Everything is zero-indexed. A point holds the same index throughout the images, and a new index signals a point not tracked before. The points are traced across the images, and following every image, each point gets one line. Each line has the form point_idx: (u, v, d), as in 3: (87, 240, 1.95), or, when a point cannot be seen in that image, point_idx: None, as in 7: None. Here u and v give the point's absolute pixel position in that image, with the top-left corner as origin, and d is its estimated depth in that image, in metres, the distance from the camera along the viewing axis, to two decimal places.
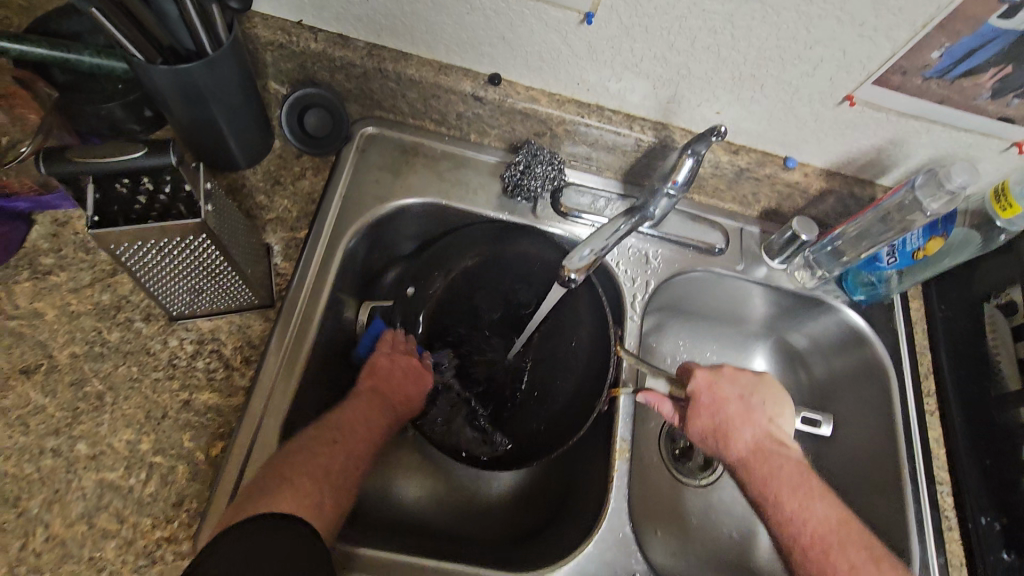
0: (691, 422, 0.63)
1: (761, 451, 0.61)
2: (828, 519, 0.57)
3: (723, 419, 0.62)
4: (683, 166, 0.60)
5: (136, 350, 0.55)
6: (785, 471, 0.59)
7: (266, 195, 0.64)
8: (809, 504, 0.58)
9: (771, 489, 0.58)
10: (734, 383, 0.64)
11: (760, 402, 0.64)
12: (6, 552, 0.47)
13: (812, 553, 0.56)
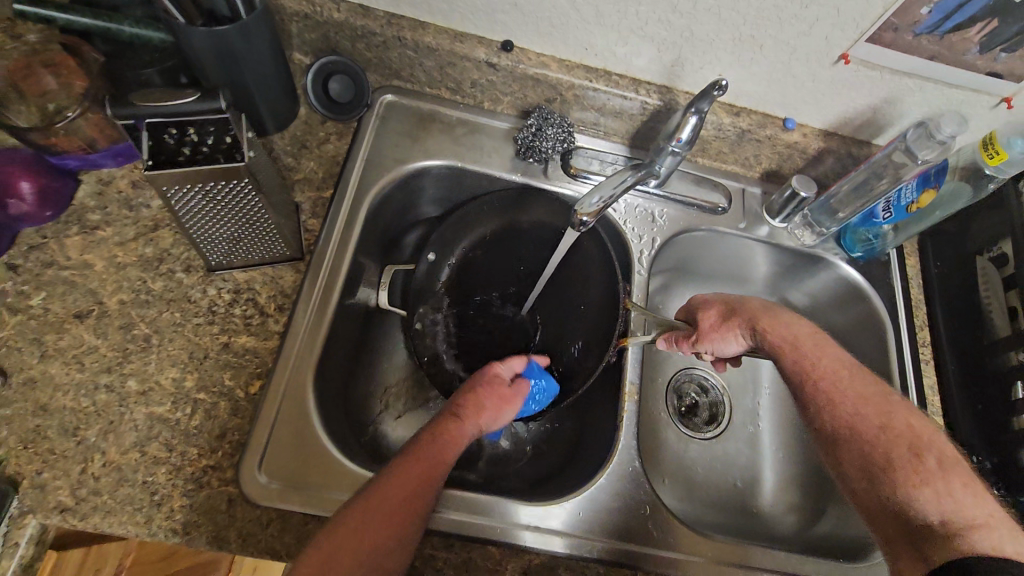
0: (706, 312, 0.66)
1: (773, 307, 0.64)
2: (839, 359, 0.60)
3: (733, 295, 0.66)
4: (686, 126, 0.63)
5: (179, 298, 0.59)
6: (793, 323, 0.63)
7: (293, 157, 0.68)
8: (820, 347, 0.61)
9: (786, 334, 0.62)
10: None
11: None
12: (67, 476, 0.51)
13: (824, 386, 0.59)
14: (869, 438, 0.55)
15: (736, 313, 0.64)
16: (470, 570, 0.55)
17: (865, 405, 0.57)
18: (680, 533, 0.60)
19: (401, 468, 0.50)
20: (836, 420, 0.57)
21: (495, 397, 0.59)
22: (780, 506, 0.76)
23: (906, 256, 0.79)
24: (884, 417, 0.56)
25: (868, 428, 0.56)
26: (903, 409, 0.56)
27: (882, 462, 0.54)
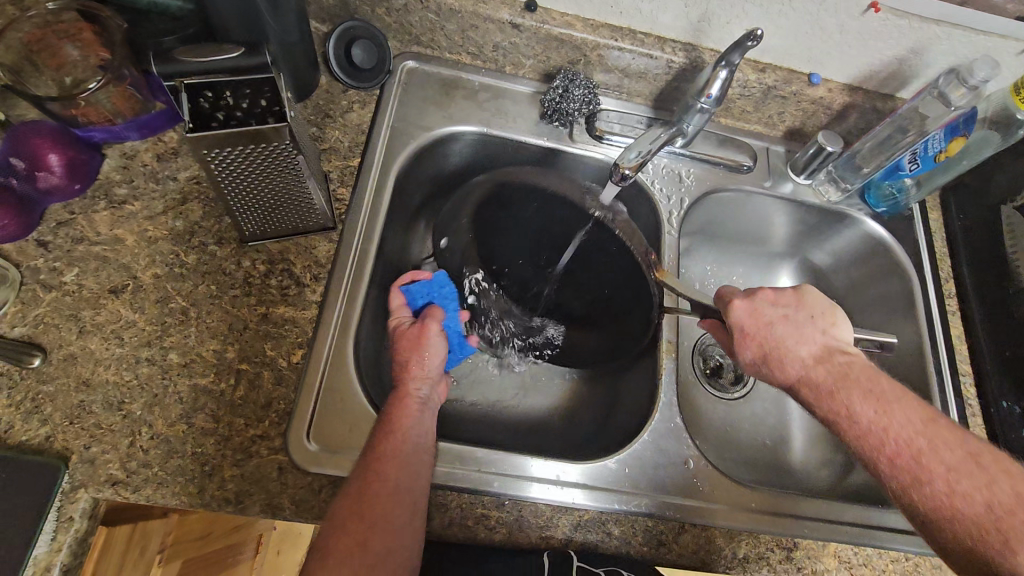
0: (740, 351, 0.55)
1: (823, 371, 0.51)
2: (910, 420, 0.48)
3: (773, 344, 0.53)
4: (716, 81, 0.63)
5: (213, 271, 0.58)
6: (852, 383, 0.50)
7: (318, 126, 0.66)
8: (887, 410, 0.48)
9: (840, 403, 0.50)
10: (776, 304, 0.55)
11: (812, 310, 0.54)
12: (116, 449, 0.51)
13: (902, 464, 0.47)
14: (973, 521, 0.43)
15: (776, 373, 0.54)
16: (522, 528, 0.55)
17: (957, 476, 0.45)
18: (724, 485, 0.60)
19: (366, 460, 0.51)
20: (928, 504, 0.45)
21: (409, 345, 0.59)
22: (811, 462, 0.77)
23: (929, 210, 0.79)
24: (987, 491, 0.44)
25: (968, 505, 0.44)
26: (1002, 472, 0.44)
27: (995, 549, 0.42)
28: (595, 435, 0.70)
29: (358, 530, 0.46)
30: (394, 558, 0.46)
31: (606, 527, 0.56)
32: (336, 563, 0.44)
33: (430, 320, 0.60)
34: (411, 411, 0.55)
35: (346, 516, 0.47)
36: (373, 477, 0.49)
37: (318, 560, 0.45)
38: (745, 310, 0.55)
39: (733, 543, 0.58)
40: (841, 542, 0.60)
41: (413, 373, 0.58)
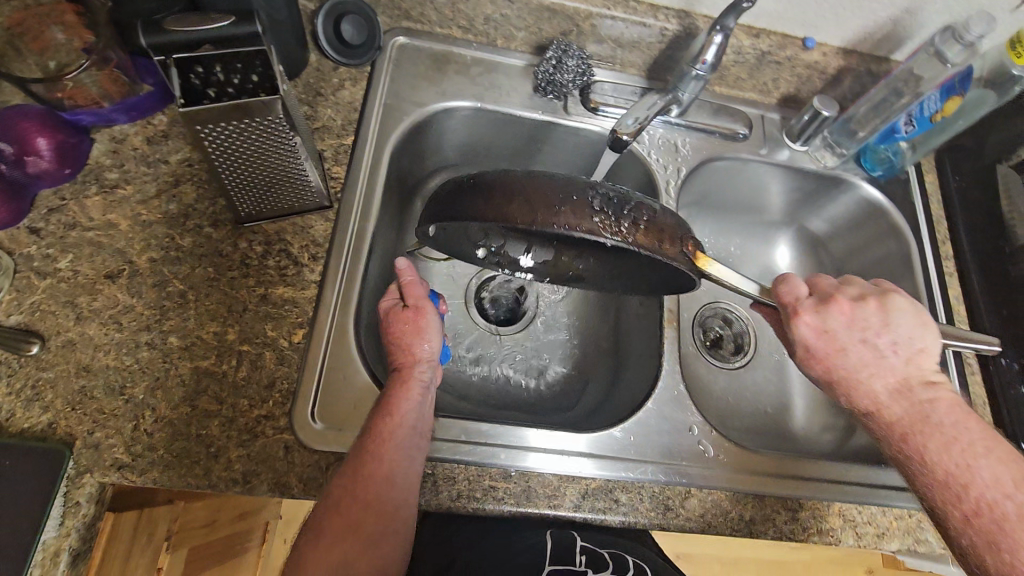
0: (808, 368, 0.53)
1: (904, 406, 0.49)
2: (998, 481, 0.44)
3: (844, 372, 0.51)
4: (711, 46, 0.62)
5: (210, 253, 0.57)
6: (933, 428, 0.48)
7: (309, 105, 0.65)
8: (971, 464, 0.45)
9: (912, 444, 0.48)
10: (853, 325, 0.51)
11: (896, 338, 0.51)
12: (120, 434, 0.51)
13: (979, 524, 0.44)
14: None
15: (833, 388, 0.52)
16: (530, 498, 0.55)
17: None
18: (729, 450, 0.61)
19: (365, 440, 0.50)
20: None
21: (406, 327, 0.57)
22: (813, 427, 0.78)
23: (924, 173, 0.79)
24: None
25: None
26: None
27: None
28: (598, 408, 0.70)
29: (352, 511, 0.47)
30: (385, 543, 0.47)
31: (613, 495, 0.57)
32: (330, 543, 0.46)
33: (428, 304, 0.59)
34: (411, 394, 0.54)
35: (342, 498, 0.48)
36: (370, 459, 0.49)
37: (314, 538, 0.47)
38: (814, 331, 0.52)
39: (739, 506, 0.59)
40: (845, 502, 0.60)
41: (410, 355, 0.56)
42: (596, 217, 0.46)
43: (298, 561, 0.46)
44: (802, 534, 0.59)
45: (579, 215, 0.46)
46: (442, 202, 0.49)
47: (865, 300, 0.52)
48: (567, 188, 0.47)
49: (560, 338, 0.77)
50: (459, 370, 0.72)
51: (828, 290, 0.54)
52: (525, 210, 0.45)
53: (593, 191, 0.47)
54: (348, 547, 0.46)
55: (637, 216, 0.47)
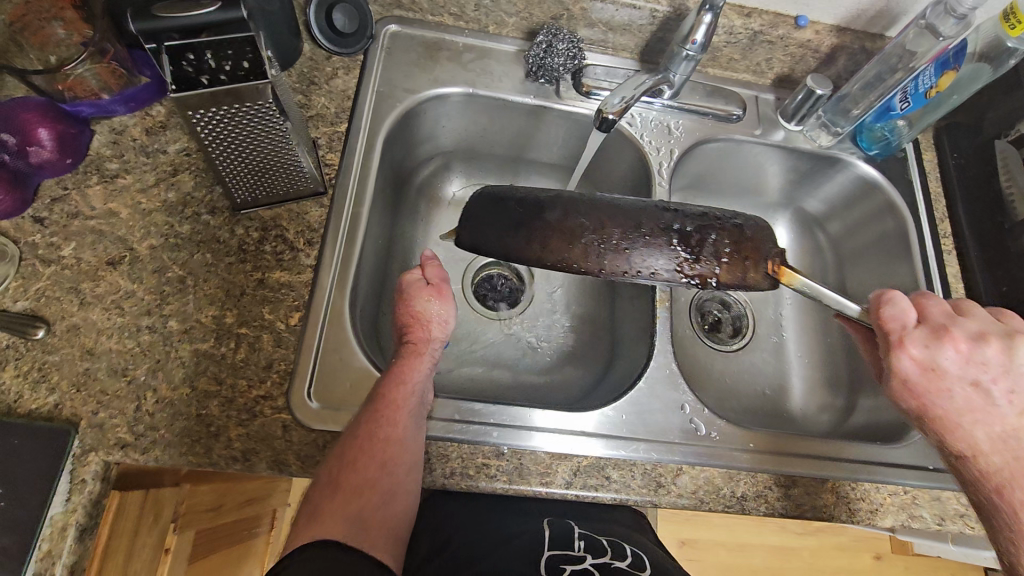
0: (899, 399, 0.50)
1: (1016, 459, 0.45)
2: None
3: (942, 411, 0.48)
4: (700, 26, 0.63)
5: (208, 239, 0.59)
6: None
7: (303, 94, 0.67)
8: None
9: (1007, 498, 0.45)
10: (967, 365, 0.47)
11: (1014, 385, 0.47)
12: (123, 414, 0.52)
13: None
14: None
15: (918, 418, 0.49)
16: (522, 475, 0.56)
17: None
18: (722, 429, 0.61)
19: (378, 403, 0.52)
20: None
21: (419, 300, 0.58)
22: (811, 407, 0.78)
23: (922, 150, 0.79)
24: None
25: None
26: None
27: None
28: (592, 389, 0.71)
29: (367, 471, 0.49)
30: (394, 501, 0.50)
31: (605, 472, 0.57)
32: (347, 499, 0.49)
33: (445, 283, 0.59)
34: (421, 364, 0.55)
35: (357, 458, 0.50)
36: (384, 422, 0.51)
37: (329, 493, 0.49)
38: (917, 366, 0.48)
39: (731, 483, 0.59)
40: (840, 478, 0.60)
41: (421, 328, 0.57)
42: (669, 257, 0.49)
43: (314, 513, 0.48)
44: (794, 510, 0.59)
45: (655, 254, 0.49)
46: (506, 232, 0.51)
47: (988, 340, 0.48)
48: (639, 222, 0.49)
49: (558, 322, 0.78)
50: (455, 355, 0.73)
51: (941, 320, 0.50)
52: (599, 255, 0.48)
53: (667, 225, 0.49)
54: (361, 503, 0.49)
55: (707, 249, 0.49)
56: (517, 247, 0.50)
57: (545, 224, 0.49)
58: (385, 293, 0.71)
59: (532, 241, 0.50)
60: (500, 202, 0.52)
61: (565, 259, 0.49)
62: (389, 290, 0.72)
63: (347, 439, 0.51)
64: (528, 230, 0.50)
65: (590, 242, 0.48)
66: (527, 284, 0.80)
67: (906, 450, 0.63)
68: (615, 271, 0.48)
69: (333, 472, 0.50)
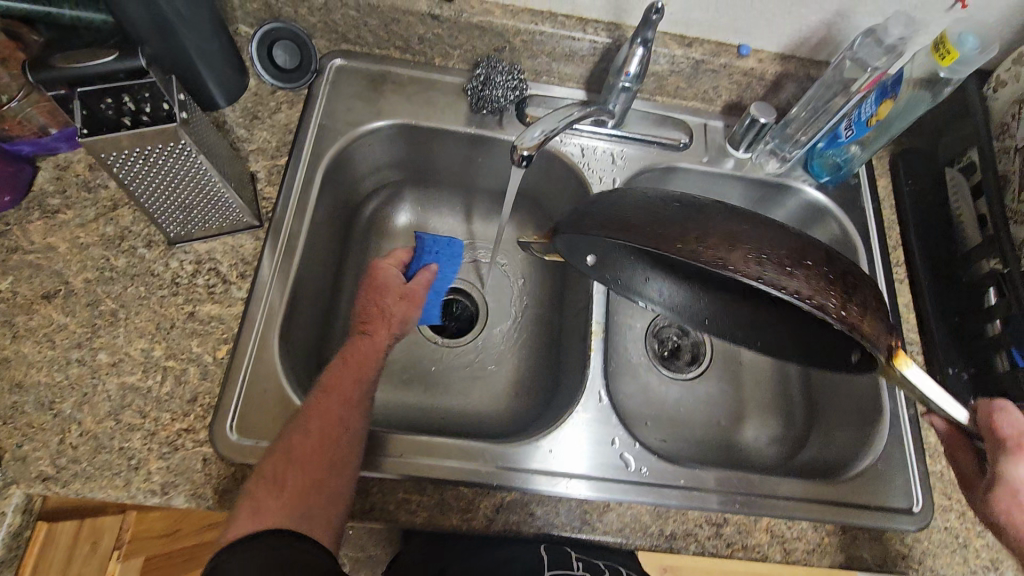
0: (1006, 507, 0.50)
1: None
2: None
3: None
4: (633, 58, 0.63)
5: (142, 273, 0.60)
6: None
7: (246, 129, 0.68)
8: None
9: None
10: None
11: None
12: (47, 447, 0.53)
13: None
14: None
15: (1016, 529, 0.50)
16: (443, 511, 0.55)
17: None
18: (652, 464, 0.60)
19: (322, 396, 0.54)
20: None
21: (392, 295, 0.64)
22: (762, 439, 0.75)
23: (876, 176, 0.77)
24: None
25: None
26: None
27: None
28: (534, 420, 0.71)
29: (315, 471, 0.50)
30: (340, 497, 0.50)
31: (529, 510, 0.57)
32: (294, 499, 0.48)
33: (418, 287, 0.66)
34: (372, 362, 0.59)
35: (308, 458, 0.50)
36: (337, 424, 0.53)
37: (272, 490, 0.48)
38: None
39: (660, 521, 0.58)
40: (774, 516, 0.58)
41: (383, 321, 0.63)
42: (827, 294, 0.40)
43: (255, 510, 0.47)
44: (725, 550, 0.57)
45: (819, 285, 0.40)
46: (651, 219, 0.42)
47: None
48: (802, 250, 0.41)
49: (502, 351, 0.78)
50: (398, 389, 0.74)
51: None
52: (760, 264, 0.40)
53: (829, 260, 0.42)
54: (309, 501, 0.48)
55: (862, 299, 0.41)
56: (663, 237, 0.41)
57: (705, 222, 0.41)
58: (327, 322, 0.72)
59: (686, 232, 0.41)
60: (647, 198, 0.45)
61: (722, 259, 0.39)
62: (332, 319, 0.73)
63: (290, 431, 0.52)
64: (684, 222, 0.41)
65: (753, 248, 0.40)
66: (478, 312, 0.81)
67: (846, 487, 0.61)
68: (772, 285, 0.39)
69: (279, 469, 0.49)
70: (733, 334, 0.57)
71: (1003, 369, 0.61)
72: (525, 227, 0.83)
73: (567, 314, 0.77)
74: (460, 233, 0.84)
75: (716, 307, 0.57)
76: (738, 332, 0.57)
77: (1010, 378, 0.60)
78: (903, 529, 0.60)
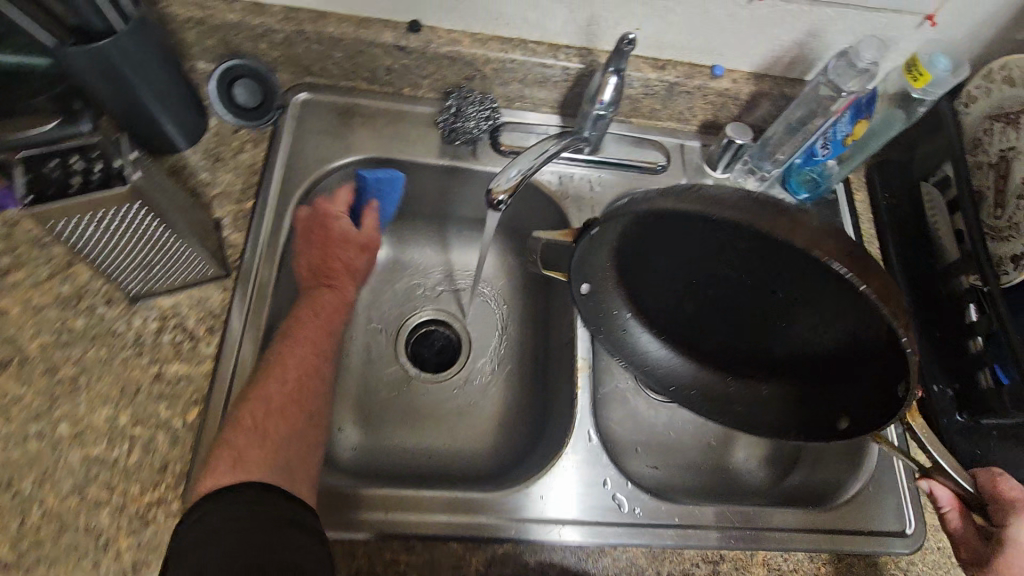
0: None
1: None
2: None
3: None
4: (606, 87, 0.61)
5: (103, 333, 0.57)
6: None
7: (208, 172, 0.65)
8: None
9: None
10: None
11: None
12: (6, 531, 0.50)
13: None
14: None
15: None
16: (434, 570, 0.53)
17: None
18: (646, 504, 0.59)
19: (286, 341, 0.58)
20: None
21: (350, 246, 0.67)
22: (752, 460, 0.73)
23: (854, 190, 0.77)
24: None
25: None
26: None
27: None
28: (523, 457, 0.70)
29: (293, 422, 0.54)
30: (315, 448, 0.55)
31: (522, 561, 0.55)
32: (274, 449, 0.51)
33: (371, 231, 0.69)
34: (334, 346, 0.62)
35: (286, 408, 0.54)
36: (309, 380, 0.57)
37: (256, 441, 0.51)
38: None
39: (655, 562, 0.57)
40: (769, 549, 0.58)
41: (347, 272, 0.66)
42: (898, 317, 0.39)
43: (239, 457, 0.49)
44: None
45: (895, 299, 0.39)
46: (740, 198, 0.39)
47: None
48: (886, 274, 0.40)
49: (487, 384, 0.77)
50: (383, 432, 0.72)
51: None
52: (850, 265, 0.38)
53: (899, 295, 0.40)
54: (287, 456, 0.52)
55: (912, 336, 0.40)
56: (753, 215, 0.38)
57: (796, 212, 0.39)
58: None
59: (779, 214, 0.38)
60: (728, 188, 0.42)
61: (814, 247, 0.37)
62: None
63: (262, 378, 0.55)
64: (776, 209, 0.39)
65: (844, 245, 0.38)
66: (461, 344, 0.79)
67: (840, 514, 0.61)
68: (859, 284, 0.37)
69: (258, 420, 0.52)
70: (700, 407, 0.60)
71: (985, 385, 0.62)
72: (503, 254, 0.82)
73: (551, 344, 0.75)
74: (438, 263, 0.82)
75: (687, 377, 0.61)
76: (703, 406, 0.60)
77: (994, 395, 0.61)
78: (897, 552, 0.60)
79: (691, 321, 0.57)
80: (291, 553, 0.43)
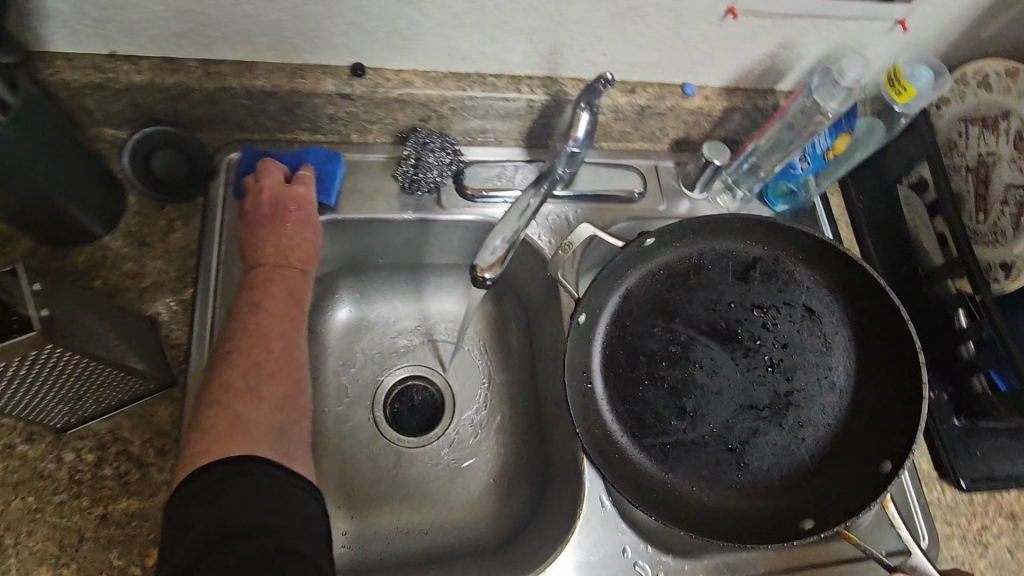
0: None
1: None
2: None
3: None
4: (579, 122, 0.56)
5: (28, 478, 0.48)
6: None
7: (134, 260, 0.56)
8: None
9: None
10: None
11: None
12: None
13: None
14: None
15: None
16: None
17: None
18: (669, 568, 0.57)
19: (255, 318, 0.52)
20: None
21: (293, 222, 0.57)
22: None
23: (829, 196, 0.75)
24: None
25: None
26: None
27: None
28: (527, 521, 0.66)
29: (284, 384, 0.50)
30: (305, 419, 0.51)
31: None
32: (271, 409, 0.48)
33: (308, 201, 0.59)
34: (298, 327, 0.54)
35: (276, 371, 0.50)
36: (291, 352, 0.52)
37: (251, 401, 0.47)
38: None
39: None
40: None
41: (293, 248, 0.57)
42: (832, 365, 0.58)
43: (239, 427, 0.45)
44: None
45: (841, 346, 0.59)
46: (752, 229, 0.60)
47: None
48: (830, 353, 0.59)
49: (478, 441, 0.71)
50: (373, 514, 0.65)
51: None
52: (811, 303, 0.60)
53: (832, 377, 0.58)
54: (283, 425, 0.48)
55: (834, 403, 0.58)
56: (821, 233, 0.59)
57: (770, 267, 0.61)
58: None
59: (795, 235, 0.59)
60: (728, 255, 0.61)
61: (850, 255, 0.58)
62: None
63: (245, 348, 0.50)
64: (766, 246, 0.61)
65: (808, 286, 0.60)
66: (443, 401, 0.73)
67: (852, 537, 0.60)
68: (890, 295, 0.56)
69: (248, 379, 0.48)
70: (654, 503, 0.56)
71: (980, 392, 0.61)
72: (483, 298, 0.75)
73: (546, 395, 0.70)
74: (409, 316, 0.75)
75: (645, 478, 0.58)
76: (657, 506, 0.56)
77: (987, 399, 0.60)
78: None
79: (654, 397, 0.59)
80: (281, 532, 0.41)
